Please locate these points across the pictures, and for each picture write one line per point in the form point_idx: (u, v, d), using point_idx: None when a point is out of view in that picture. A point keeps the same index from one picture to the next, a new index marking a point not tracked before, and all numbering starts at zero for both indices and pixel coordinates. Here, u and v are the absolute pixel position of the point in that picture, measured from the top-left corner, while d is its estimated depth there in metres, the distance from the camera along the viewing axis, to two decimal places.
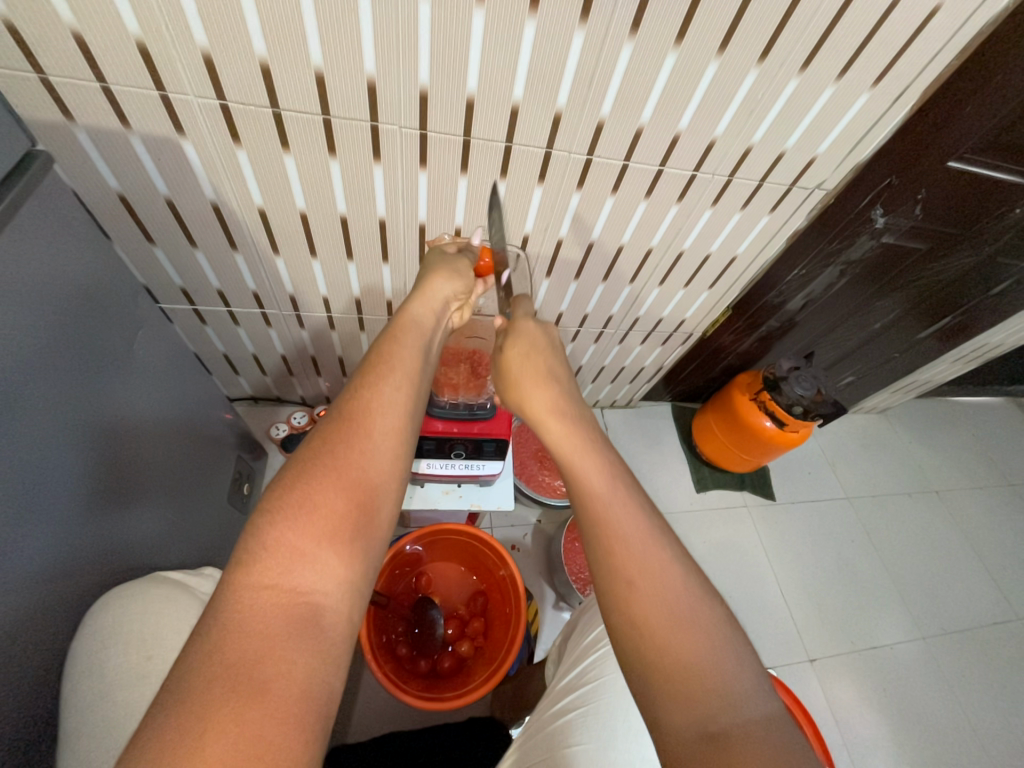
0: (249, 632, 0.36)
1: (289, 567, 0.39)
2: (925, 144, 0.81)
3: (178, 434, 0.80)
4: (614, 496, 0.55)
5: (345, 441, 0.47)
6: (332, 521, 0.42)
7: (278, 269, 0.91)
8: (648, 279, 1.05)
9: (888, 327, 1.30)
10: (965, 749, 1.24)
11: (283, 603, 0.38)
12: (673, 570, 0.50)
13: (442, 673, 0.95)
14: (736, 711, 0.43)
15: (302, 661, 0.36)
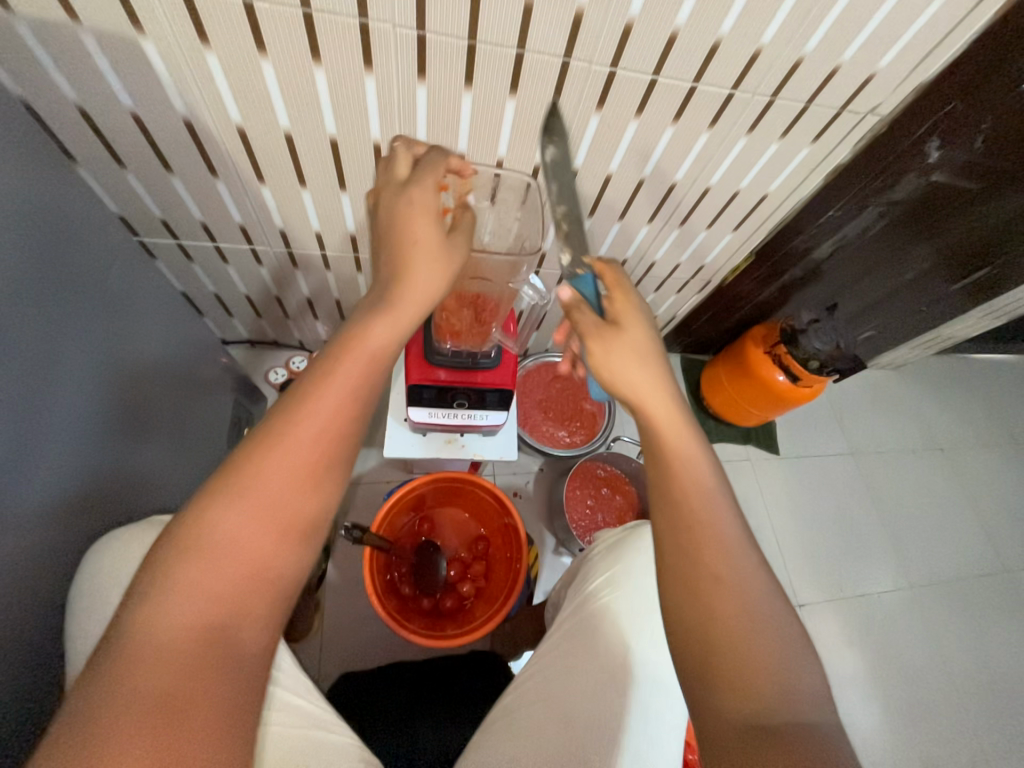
0: (165, 648, 0.40)
1: (194, 591, 0.42)
2: (1004, 58, 0.70)
3: (170, 378, 0.78)
4: (710, 508, 0.52)
5: (287, 448, 0.47)
6: (244, 553, 0.44)
7: (264, 200, 0.83)
8: (668, 219, 0.96)
9: (917, 279, 1.21)
10: (940, 686, 1.31)
11: (191, 626, 0.42)
12: (753, 576, 0.50)
13: (443, 612, 0.99)
14: (792, 710, 0.45)
15: (210, 680, 0.41)
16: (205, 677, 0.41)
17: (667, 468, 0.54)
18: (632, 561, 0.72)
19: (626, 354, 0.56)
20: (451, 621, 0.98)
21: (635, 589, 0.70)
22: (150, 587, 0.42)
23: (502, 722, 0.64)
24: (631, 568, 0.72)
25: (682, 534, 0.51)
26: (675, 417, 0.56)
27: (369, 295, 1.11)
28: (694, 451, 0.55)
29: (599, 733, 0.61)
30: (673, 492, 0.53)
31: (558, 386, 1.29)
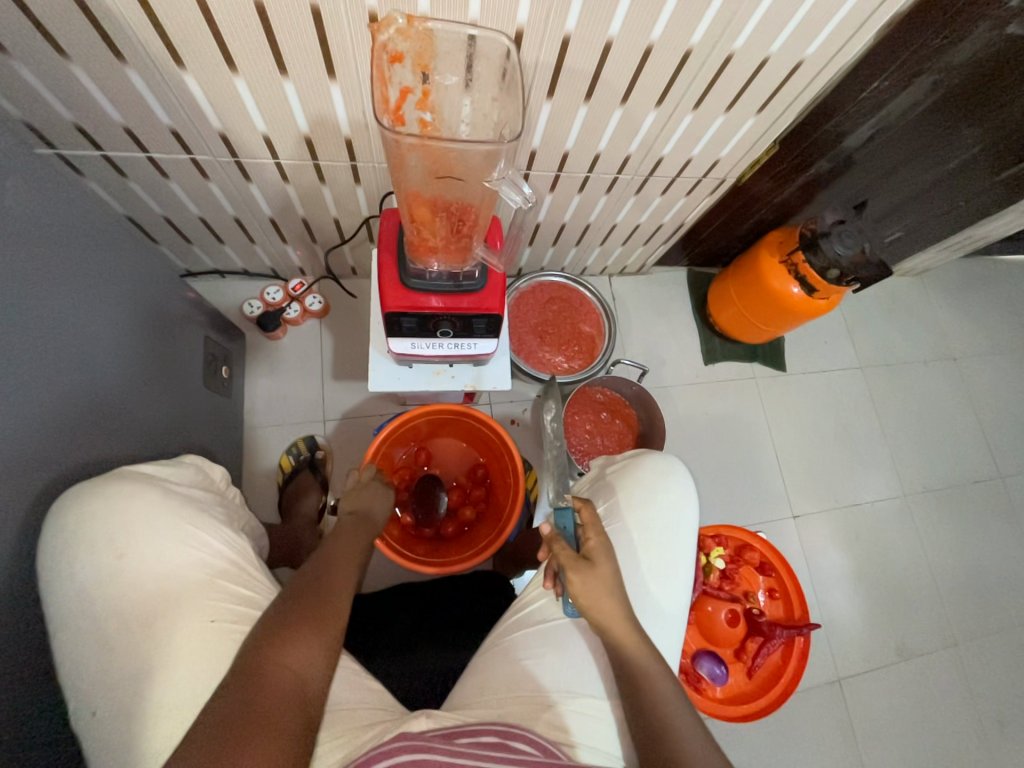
0: (276, 694, 0.44)
1: (288, 648, 0.48)
2: None
3: (109, 320, 0.70)
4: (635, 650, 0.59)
5: (338, 564, 0.60)
6: (320, 620, 0.51)
7: (191, 94, 0.69)
8: (680, 101, 0.80)
9: (956, 172, 1.07)
10: (922, 583, 1.38)
11: (284, 680, 0.46)
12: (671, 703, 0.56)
13: (446, 538, 1.00)
14: None
15: (284, 733, 0.43)
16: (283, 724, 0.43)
17: (624, 633, 0.60)
18: (633, 496, 0.73)
19: (598, 586, 0.61)
20: (453, 546, 1.00)
21: (637, 524, 0.71)
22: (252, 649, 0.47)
23: (503, 648, 0.66)
24: (633, 503, 0.73)
25: (634, 697, 0.57)
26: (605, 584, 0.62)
27: (339, 212, 0.98)
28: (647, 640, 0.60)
29: (594, 662, 0.64)
30: (634, 665, 0.58)
31: (555, 308, 1.21)
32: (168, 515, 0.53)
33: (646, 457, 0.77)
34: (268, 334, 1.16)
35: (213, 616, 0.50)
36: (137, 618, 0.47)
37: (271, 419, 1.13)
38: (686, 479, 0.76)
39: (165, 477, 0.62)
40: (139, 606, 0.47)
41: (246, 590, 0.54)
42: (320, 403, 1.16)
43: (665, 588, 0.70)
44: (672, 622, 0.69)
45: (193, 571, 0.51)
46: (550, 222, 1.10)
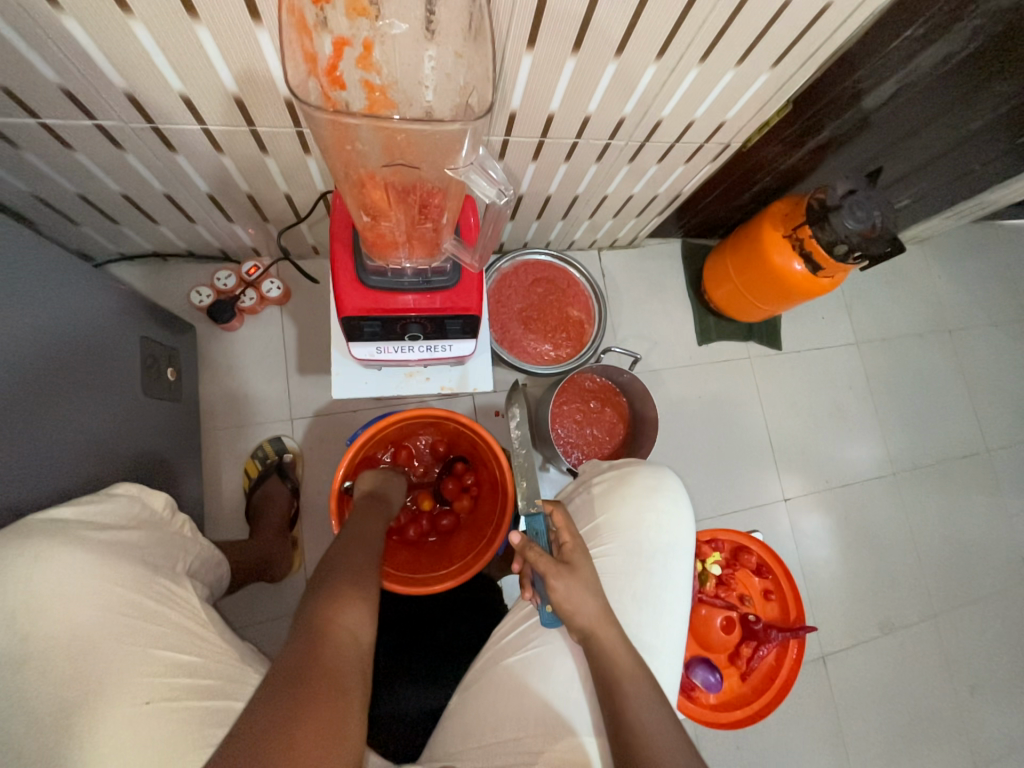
0: (339, 650, 0.46)
1: (340, 605, 0.50)
2: None
3: (7, 329, 0.59)
4: (616, 655, 0.54)
5: (361, 539, 0.61)
6: (359, 583, 0.54)
7: (80, 44, 0.55)
8: (685, 51, 0.67)
9: (980, 134, 0.97)
10: (906, 559, 1.39)
11: (339, 633, 0.48)
12: (657, 715, 0.51)
13: (444, 533, 0.93)
14: None
15: (349, 678, 0.45)
16: (346, 669, 0.46)
17: (603, 642, 0.54)
18: (618, 515, 0.68)
19: (578, 587, 0.56)
20: (455, 538, 0.92)
21: (619, 547, 0.66)
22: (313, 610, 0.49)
23: (486, 679, 0.60)
24: (618, 526, 0.67)
25: (617, 726, 0.51)
26: (586, 591, 0.56)
27: (290, 186, 0.85)
28: (630, 647, 0.55)
29: (582, 688, 0.58)
30: (617, 686, 0.52)
31: (541, 291, 1.10)
32: (84, 583, 0.47)
33: (635, 469, 0.70)
34: (221, 325, 1.04)
35: (148, 696, 0.46)
36: (47, 713, 0.42)
37: (232, 420, 1.03)
38: (676, 492, 0.70)
39: (94, 518, 0.54)
40: (63, 696, 0.43)
41: (193, 656, 0.51)
42: (286, 401, 1.06)
43: (658, 613, 0.65)
44: (664, 650, 0.64)
45: (127, 645, 0.47)
46: (535, 194, 0.98)
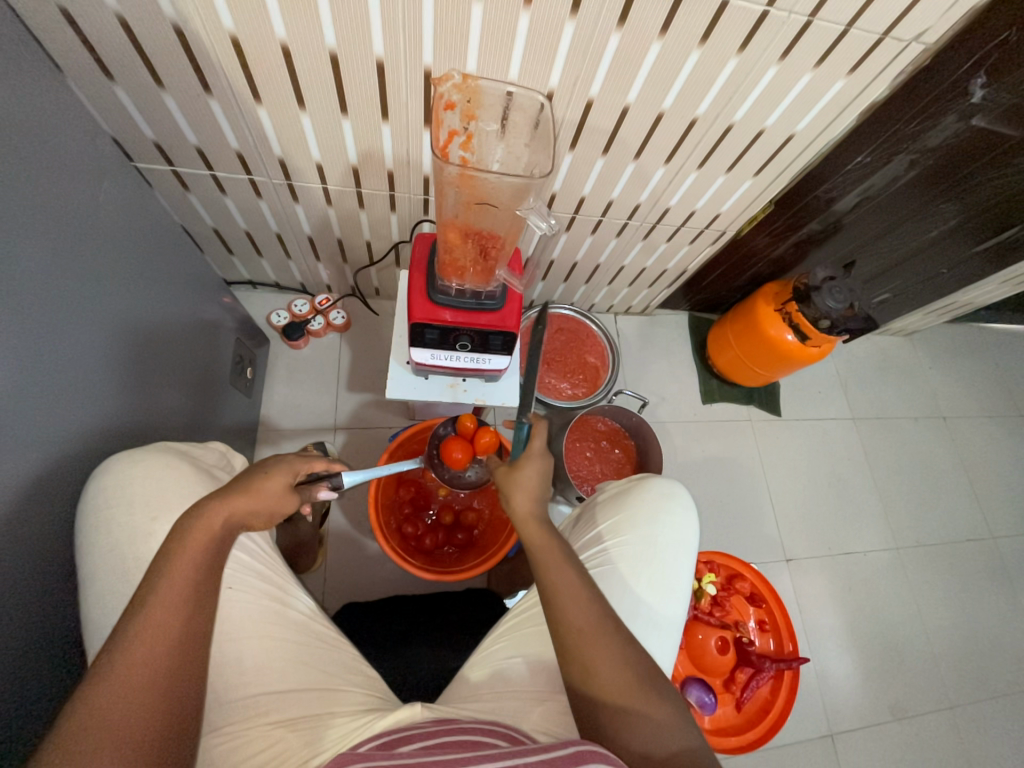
0: (124, 735, 0.43)
1: (127, 689, 0.45)
2: None
3: (157, 311, 0.77)
4: (560, 567, 0.62)
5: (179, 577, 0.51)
6: (150, 656, 0.47)
7: (262, 124, 0.79)
8: (686, 158, 0.90)
9: (938, 240, 1.16)
10: (916, 641, 1.36)
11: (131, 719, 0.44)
12: (595, 608, 0.59)
13: (456, 548, 1.03)
14: (643, 700, 0.55)
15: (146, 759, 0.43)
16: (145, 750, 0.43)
17: (551, 574, 0.61)
18: (634, 515, 0.77)
19: (524, 492, 0.69)
20: (463, 553, 1.02)
21: (637, 539, 0.75)
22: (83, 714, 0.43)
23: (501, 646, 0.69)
24: (631, 524, 0.76)
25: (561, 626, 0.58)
26: (531, 513, 0.67)
27: (372, 236, 1.07)
28: (569, 554, 0.64)
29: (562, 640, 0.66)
30: (561, 617, 0.58)
31: (563, 339, 1.28)
32: (198, 489, 0.63)
33: (651, 479, 0.81)
34: (290, 343, 1.22)
35: (228, 583, 0.61)
36: None
37: (284, 425, 1.18)
38: (688, 504, 0.80)
39: (198, 455, 0.71)
40: None
41: (264, 567, 0.65)
42: (333, 412, 1.21)
43: (657, 602, 0.73)
44: (659, 635, 0.72)
45: None
46: (564, 259, 1.19)
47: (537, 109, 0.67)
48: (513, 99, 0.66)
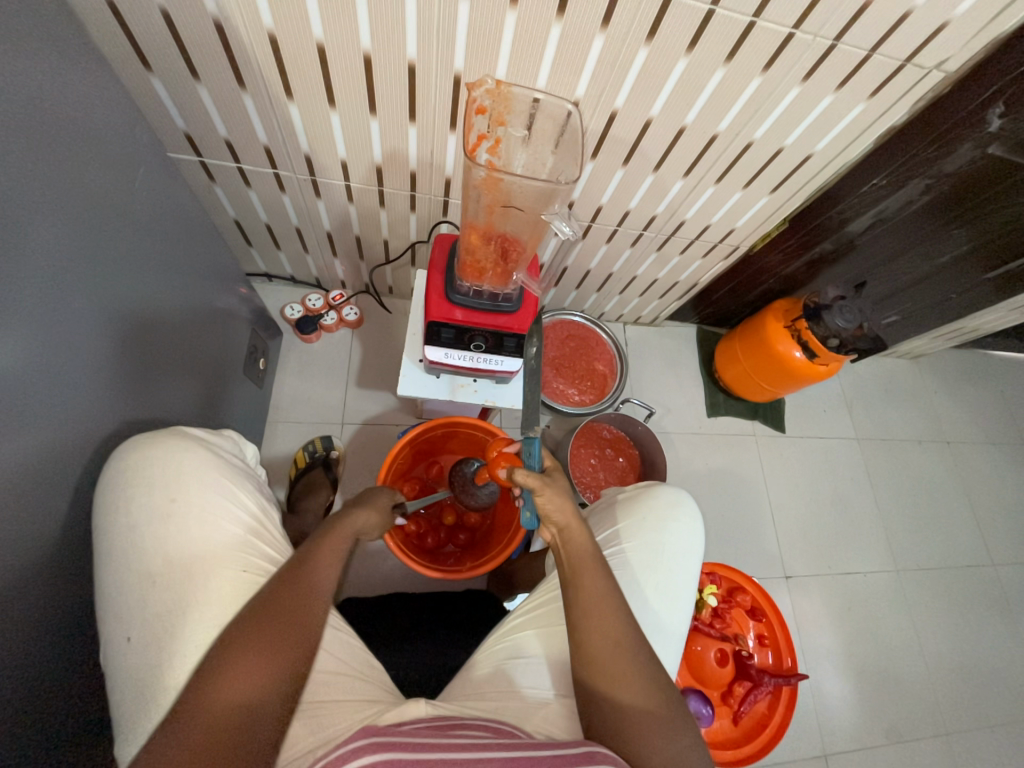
0: (214, 730, 0.46)
1: (219, 688, 0.48)
2: None
3: (178, 298, 0.77)
4: (596, 577, 0.61)
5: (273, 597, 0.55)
6: (242, 662, 0.50)
7: (292, 120, 0.80)
8: (705, 172, 0.91)
9: (950, 265, 1.17)
10: (912, 664, 1.35)
11: (219, 718, 0.47)
12: (626, 623, 0.59)
13: (459, 547, 1.04)
14: (670, 715, 0.56)
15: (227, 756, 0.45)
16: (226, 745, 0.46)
17: (585, 582, 0.61)
18: (642, 522, 0.77)
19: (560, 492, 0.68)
20: (464, 553, 1.03)
21: (643, 545, 0.76)
22: (187, 710, 0.47)
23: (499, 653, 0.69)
24: (638, 529, 0.77)
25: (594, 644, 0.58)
26: (568, 516, 0.67)
27: (390, 235, 1.09)
28: (603, 565, 0.63)
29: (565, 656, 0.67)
30: (590, 629, 0.58)
31: (572, 345, 1.29)
32: (215, 472, 0.64)
33: (658, 486, 0.82)
34: (303, 337, 1.23)
35: (244, 566, 0.60)
36: (177, 556, 0.57)
37: (292, 417, 1.18)
38: (694, 513, 0.80)
39: (213, 440, 0.71)
40: (186, 548, 0.58)
41: (275, 553, 0.66)
42: (341, 406, 1.22)
43: (662, 610, 0.73)
44: (662, 642, 0.72)
45: (233, 525, 0.62)
46: (578, 267, 1.21)
47: (564, 118, 0.68)
48: (540, 106, 0.67)
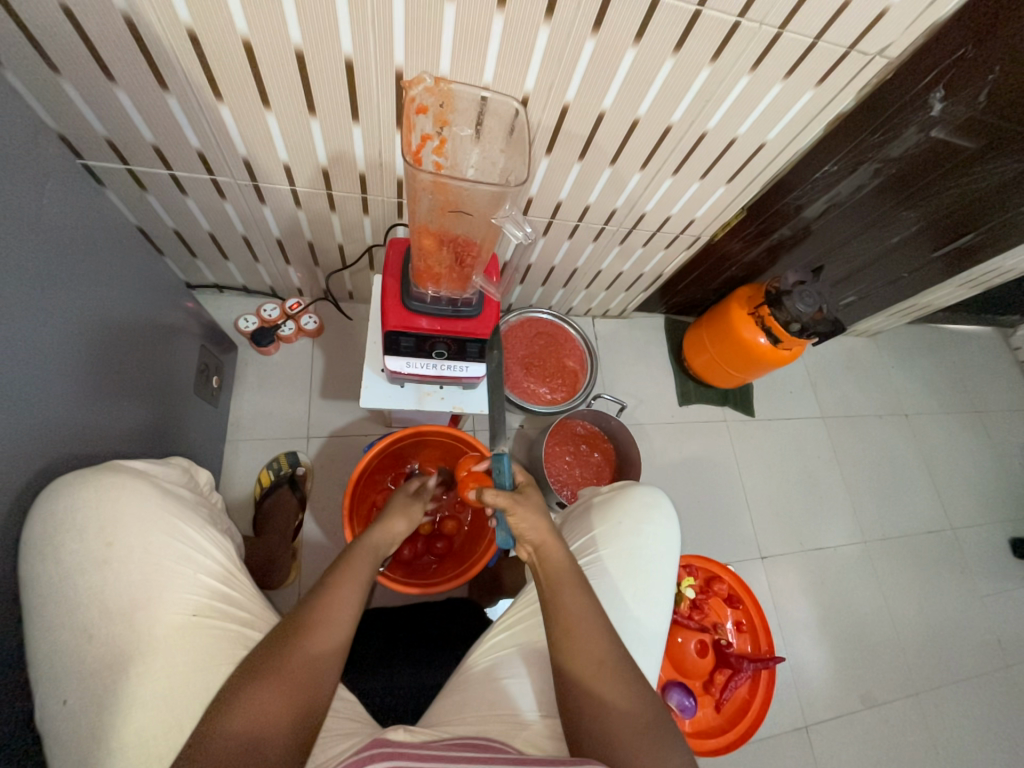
0: None
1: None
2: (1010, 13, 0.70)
3: (111, 320, 0.72)
4: (577, 598, 0.60)
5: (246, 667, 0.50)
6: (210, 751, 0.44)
7: (224, 122, 0.75)
8: (662, 164, 0.90)
9: (902, 246, 1.21)
10: (882, 631, 1.41)
11: None
12: (612, 639, 0.59)
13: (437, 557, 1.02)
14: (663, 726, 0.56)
15: None
16: None
17: (568, 604, 0.60)
18: (618, 527, 0.77)
19: (531, 511, 0.65)
20: (443, 562, 1.01)
21: (619, 551, 0.75)
22: None
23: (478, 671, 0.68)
24: (614, 536, 0.76)
25: (584, 668, 0.57)
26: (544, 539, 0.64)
27: (344, 239, 1.04)
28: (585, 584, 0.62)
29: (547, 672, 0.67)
30: (578, 652, 0.58)
31: (541, 343, 1.27)
32: (157, 509, 0.60)
33: (633, 487, 0.81)
34: (260, 350, 1.18)
35: (193, 610, 0.57)
36: (118, 606, 0.53)
37: (254, 435, 1.13)
38: (670, 514, 0.80)
39: (158, 472, 0.67)
40: (128, 596, 0.54)
41: (231, 589, 0.62)
42: (305, 420, 1.17)
43: (639, 612, 0.73)
44: (642, 643, 0.72)
45: (180, 565, 0.58)
46: (542, 264, 1.19)
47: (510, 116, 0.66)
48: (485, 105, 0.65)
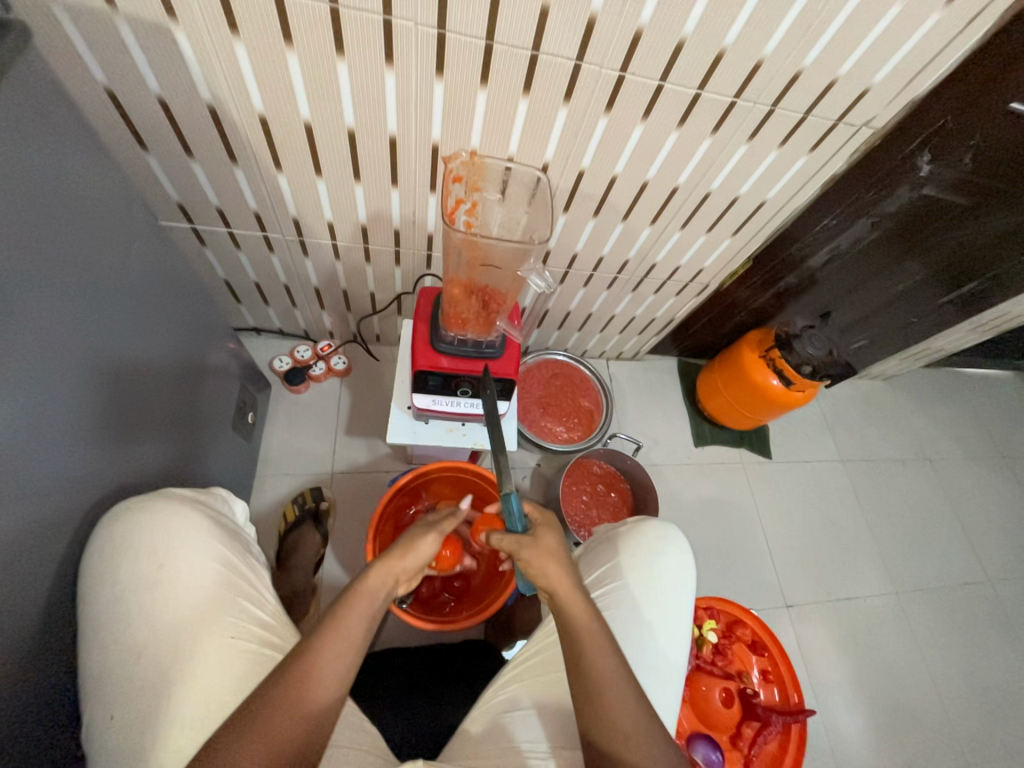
0: None
1: None
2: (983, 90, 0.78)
3: (166, 359, 0.79)
4: (602, 655, 0.57)
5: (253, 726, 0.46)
6: None
7: (281, 188, 0.85)
8: (670, 219, 0.97)
9: (907, 291, 1.25)
10: (922, 691, 1.33)
11: None
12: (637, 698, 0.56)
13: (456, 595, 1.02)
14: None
15: None
16: None
17: (593, 661, 0.57)
18: (634, 560, 0.78)
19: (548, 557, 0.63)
20: (462, 600, 1.02)
21: (637, 583, 0.76)
22: None
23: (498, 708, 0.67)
24: (631, 568, 0.77)
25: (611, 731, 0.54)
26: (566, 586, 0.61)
27: (376, 287, 1.13)
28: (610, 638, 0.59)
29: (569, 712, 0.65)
30: (604, 714, 0.54)
31: (557, 383, 1.32)
32: (203, 533, 0.63)
33: (648, 521, 0.82)
34: (291, 388, 1.25)
35: (232, 633, 0.59)
36: (164, 627, 0.56)
37: (281, 469, 1.18)
38: (684, 547, 0.80)
39: (202, 499, 0.71)
40: (173, 617, 0.57)
41: (266, 614, 0.65)
42: (330, 456, 1.21)
43: (659, 650, 0.72)
44: (664, 686, 0.71)
45: (221, 588, 0.61)
46: (558, 309, 1.26)
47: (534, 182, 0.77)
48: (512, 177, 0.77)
